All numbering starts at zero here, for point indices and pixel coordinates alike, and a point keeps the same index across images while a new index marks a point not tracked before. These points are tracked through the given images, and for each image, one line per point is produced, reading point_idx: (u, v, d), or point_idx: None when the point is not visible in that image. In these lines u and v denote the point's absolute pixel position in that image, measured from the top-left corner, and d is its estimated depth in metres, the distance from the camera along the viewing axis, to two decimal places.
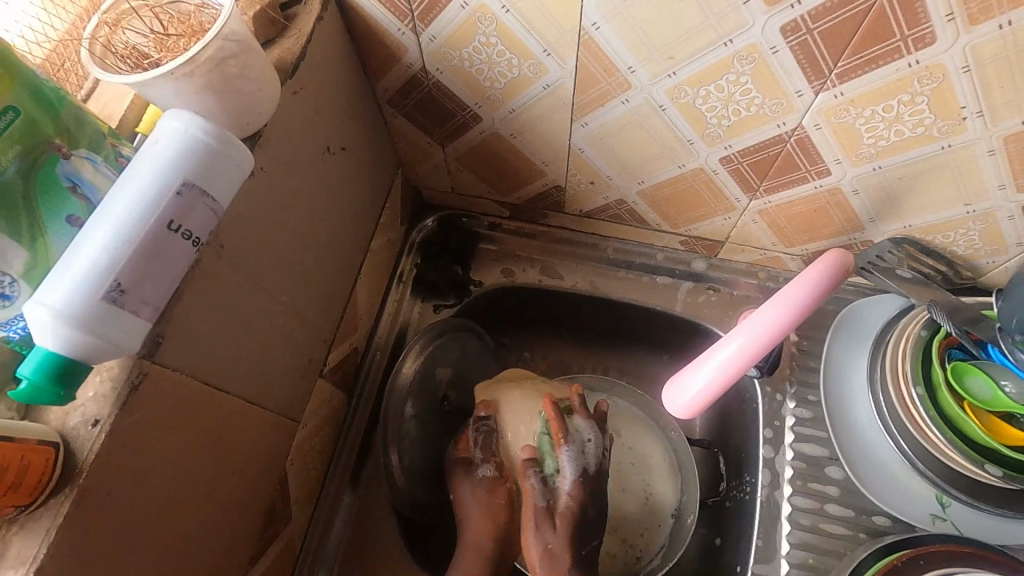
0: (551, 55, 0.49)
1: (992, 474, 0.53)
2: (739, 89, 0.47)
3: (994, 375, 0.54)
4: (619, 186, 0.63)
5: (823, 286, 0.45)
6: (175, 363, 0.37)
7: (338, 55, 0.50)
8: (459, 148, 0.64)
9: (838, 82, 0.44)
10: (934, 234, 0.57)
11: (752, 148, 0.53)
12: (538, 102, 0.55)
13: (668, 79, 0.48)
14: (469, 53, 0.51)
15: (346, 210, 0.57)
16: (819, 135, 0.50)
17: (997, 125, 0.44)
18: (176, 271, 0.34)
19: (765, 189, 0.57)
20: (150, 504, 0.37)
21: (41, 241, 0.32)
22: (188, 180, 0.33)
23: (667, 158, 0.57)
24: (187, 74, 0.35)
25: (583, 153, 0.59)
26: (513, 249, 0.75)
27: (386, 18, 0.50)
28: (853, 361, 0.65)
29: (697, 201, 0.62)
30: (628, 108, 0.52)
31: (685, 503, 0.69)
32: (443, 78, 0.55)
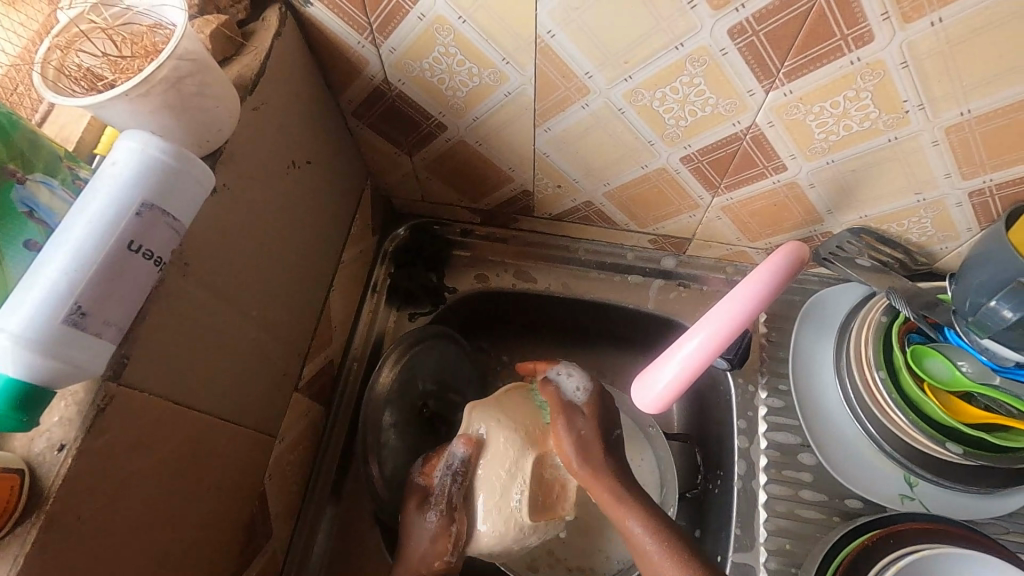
0: (509, 62, 0.50)
1: (953, 452, 0.54)
2: (694, 91, 0.48)
3: (951, 356, 0.56)
4: (585, 188, 0.64)
5: (776, 280, 0.46)
6: (143, 383, 0.37)
7: (298, 70, 0.51)
8: (426, 158, 0.65)
9: (786, 80, 0.46)
10: (889, 223, 0.59)
11: (710, 147, 0.54)
12: (500, 109, 0.56)
13: (625, 83, 0.49)
14: (431, 63, 0.52)
15: (316, 224, 0.58)
16: (772, 132, 0.51)
17: (938, 117, 0.46)
18: (139, 291, 0.34)
19: (726, 185, 0.59)
20: (122, 526, 0.37)
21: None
22: (147, 201, 0.33)
23: (630, 160, 0.58)
24: (143, 94, 0.35)
25: (548, 157, 0.60)
26: (485, 255, 0.76)
27: (345, 32, 0.50)
28: (820, 349, 0.67)
29: (662, 199, 0.63)
30: (587, 112, 0.53)
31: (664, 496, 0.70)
32: (406, 88, 0.55)
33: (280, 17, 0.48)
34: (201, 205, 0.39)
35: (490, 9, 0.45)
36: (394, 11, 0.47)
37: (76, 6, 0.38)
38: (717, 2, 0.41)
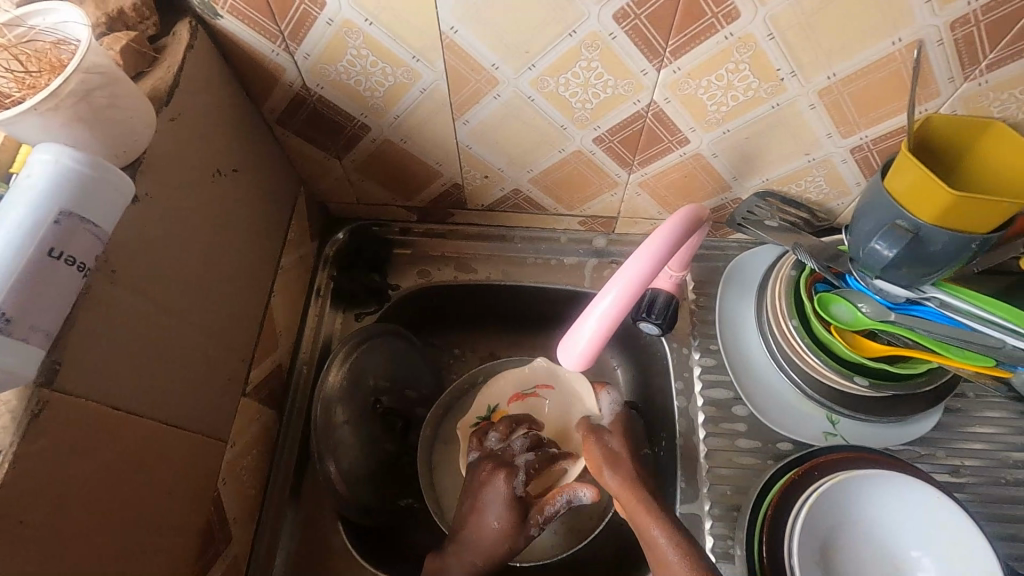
0: (420, 60, 0.53)
1: (859, 384, 0.60)
2: (593, 74, 0.52)
3: (852, 300, 0.61)
4: (511, 176, 0.68)
5: (682, 233, 0.51)
6: (80, 390, 0.38)
7: (214, 80, 0.52)
8: (356, 160, 0.67)
9: (673, 58, 0.50)
10: (789, 184, 0.65)
11: (618, 126, 0.58)
12: (419, 106, 0.58)
13: (530, 71, 0.53)
14: (346, 65, 0.54)
15: (250, 231, 0.59)
16: (670, 107, 0.56)
17: (810, 81, 0.51)
18: (62, 297, 0.35)
19: (639, 162, 0.63)
20: (74, 528, 0.38)
21: None
22: (64, 209, 0.35)
23: (549, 145, 0.62)
24: (52, 107, 0.36)
25: (472, 149, 0.63)
26: (426, 251, 0.79)
27: (258, 41, 0.52)
28: (743, 308, 0.72)
29: (583, 181, 0.67)
30: (500, 102, 0.57)
31: None
32: (325, 93, 0.57)
33: (190, 29, 0.49)
34: (124, 213, 0.41)
35: (394, 10, 0.48)
36: (303, 18, 0.49)
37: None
38: None
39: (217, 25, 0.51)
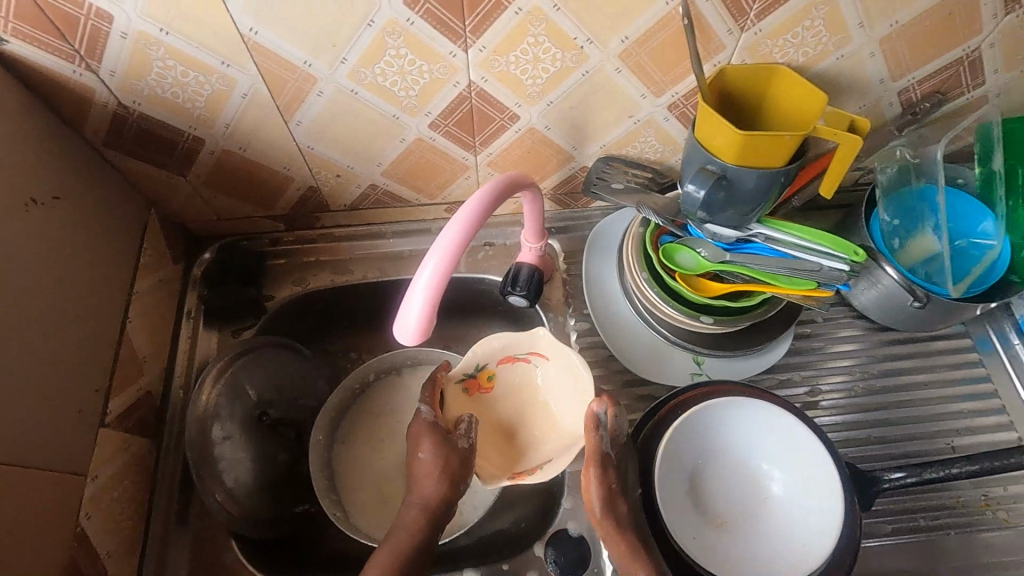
0: (230, 65, 0.52)
1: (707, 322, 0.66)
2: (405, 61, 0.54)
3: (693, 247, 0.67)
4: (363, 171, 0.68)
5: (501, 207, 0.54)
6: None
7: (13, 109, 0.50)
8: (199, 177, 0.65)
9: (475, 38, 0.52)
10: (626, 146, 0.69)
11: (446, 109, 0.60)
12: (244, 114, 0.58)
13: (343, 65, 0.53)
14: (155, 79, 0.52)
15: (87, 262, 0.57)
16: (489, 86, 0.58)
17: (606, 47, 0.55)
18: None
19: (480, 143, 0.65)
20: None
21: None
22: None
23: (389, 136, 0.63)
24: None
25: (314, 151, 0.64)
26: (290, 257, 0.77)
27: (52, 62, 0.50)
28: (607, 270, 0.77)
29: (433, 168, 0.68)
30: (326, 99, 0.57)
31: None
32: (143, 109, 0.56)
33: None
34: None
35: (188, 17, 0.47)
36: (94, 34, 0.48)
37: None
38: None
39: (5, 46, 0.48)
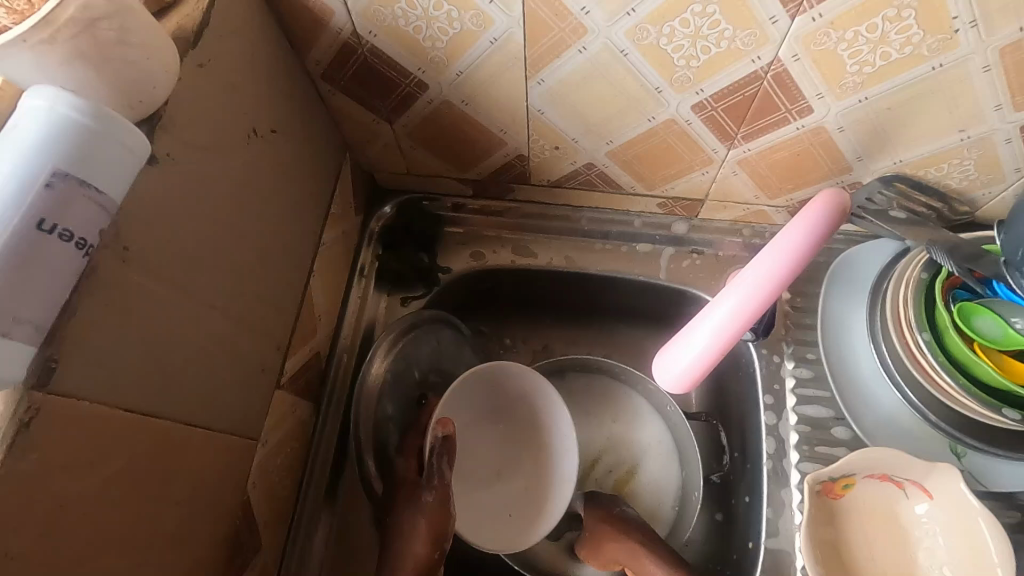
0: (593, 12, 0.43)
1: (1010, 418, 0.48)
2: (897, 27, 0.41)
3: (1003, 313, 0.50)
4: (863, 175, 0.56)
5: (819, 228, 0.40)
6: (79, 401, 0.31)
7: (255, 28, 0.44)
8: (751, 145, 0.54)
9: (815, 2, 0.40)
10: None
11: (892, 96, 0.46)
12: (913, 85, 0.45)
13: (627, 18, 0.43)
14: (859, 32, 0.41)
15: (233, 379, 0.45)
16: (799, 67, 0.45)
17: (990, 35, 0.40)
18: (60, 279, 0.28)
19: (743, 136, 0.53)
20: (45, 516, 0.30)
21: None
22: (59, 169, 0.28)
23: (942, 162, 0.52)
24: (47, 41, 0.28)
25: (627, 56, 0.46)
26: (481, 231, 0.70)
27: (400, 50, 0.49)
28: (851, 311, 0.61)
29: (805, 165, 0.55)
30: (989, 78, 0.43)
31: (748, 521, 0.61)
32: (795, 66, 0.45)
33: None
34: (120, 367, 0.34)
35: None
36: None
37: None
38: None
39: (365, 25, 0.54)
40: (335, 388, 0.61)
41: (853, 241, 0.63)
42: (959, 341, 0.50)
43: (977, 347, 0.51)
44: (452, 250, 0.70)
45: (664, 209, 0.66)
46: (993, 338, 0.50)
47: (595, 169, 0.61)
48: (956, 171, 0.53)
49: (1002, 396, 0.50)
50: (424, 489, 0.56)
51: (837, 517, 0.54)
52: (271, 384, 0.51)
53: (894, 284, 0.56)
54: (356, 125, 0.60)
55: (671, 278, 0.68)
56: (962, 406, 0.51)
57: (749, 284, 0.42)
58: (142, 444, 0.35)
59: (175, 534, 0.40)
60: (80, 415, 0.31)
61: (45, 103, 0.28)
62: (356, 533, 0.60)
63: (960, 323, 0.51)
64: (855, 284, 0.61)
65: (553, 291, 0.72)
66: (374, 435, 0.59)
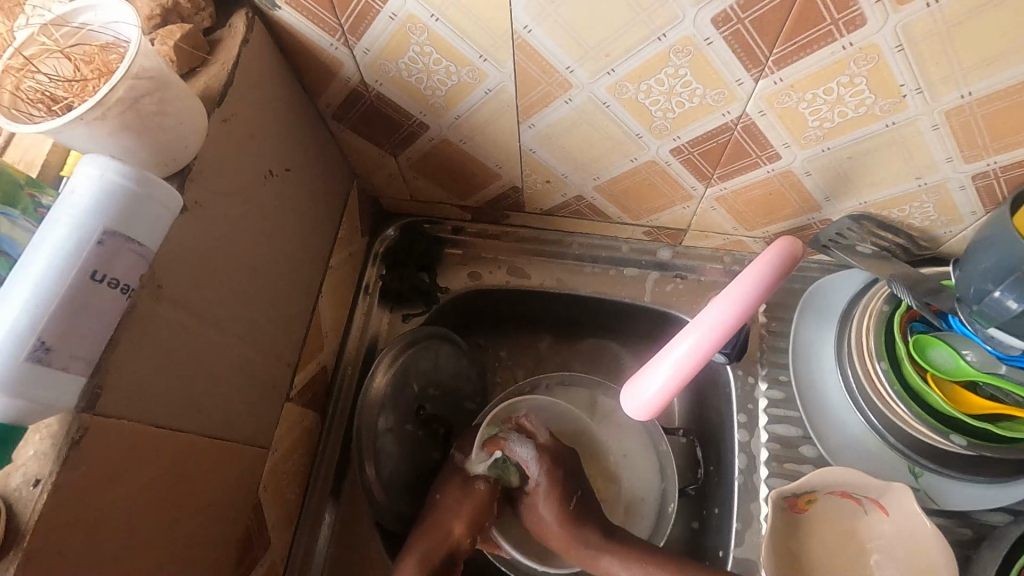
0: (577, 71, 0.47)
1: (956, 443, 0.54)
2: (851, 91, 0.45)
3: (955, 345, 0.55)
4: (832, 213, 0.60)
5: (771, 274, 0.44)
6: (118, 421, 0.36)
7: (271, 78, 0.49)
8: (727, 184, 0.58)
9: (776, 69, 0.44)
10: (890, 208, 0.57)
11: (853, 147, 0.50)
12: (870, 139, 0.49)
13: (608, 77, 0.47)
14: (817, 94, 0.45)
15: (248, 395, 0.50)
16: (764, 121, 0.49)
17: (937, 100, 0.44)
18: (106, 320, 0.33)
19: (719, 176, 0.57)
20: (89, 518, 0.35)
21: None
22: (109, 228, 0.32)
23: (903, 205, 0.56)
24: (100, 117, 0.33)
25: (608, 108, 0.51)
26: (479, 253, 0.74)
27: (404, 97, 0.54)
28: (820, 339, 0.65)
29: (777, 203, 0.59)
30: (939, 135, 0.47)
31: (720, 530, 0.65)
32: (762, 120, 0.49)
33: (247, 21, 0.46)
34: (151, 389, 0.38)
35: (568, 24, 0.43)
36: (363, 12, 0.45)
37: (28, 25, 0.35)
38: (809, 22, 0.40)
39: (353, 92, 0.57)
40: (341, 400, 0.66)
41: (828, 271, 0.67)
42: (914, 370, 0.55)
43: (930, 378, 0.55)
44: (451, 270, 0.74)
45: (649, 237, 0.70)
46: (945, 369, 0.55)
47: (584, 201, 0.66)
48: (918, 213, 0.57)
49: (954, 424, 0.54)
50: (478, 478, 0.61)
51: (802, 531, 0.58)
52: (281, 397, 0.56)
53: (858, 314, 0.60)
54: (363, 157, 0.65)
55: (655, 302, 0.72)
56: (916, 431, 0.56)
57: (713, 318, 0.45)
58: (169, 454, 0.40)
59: (196, 533, 0.44)
60: (120, 431, 0.36)
61: (98, 168, 0.33)
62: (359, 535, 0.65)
63: (915, 354, 0.56)
64: (824, 313, 0.65)
65: (545, 312, 0.77)
66: (375, 445, 0.64)
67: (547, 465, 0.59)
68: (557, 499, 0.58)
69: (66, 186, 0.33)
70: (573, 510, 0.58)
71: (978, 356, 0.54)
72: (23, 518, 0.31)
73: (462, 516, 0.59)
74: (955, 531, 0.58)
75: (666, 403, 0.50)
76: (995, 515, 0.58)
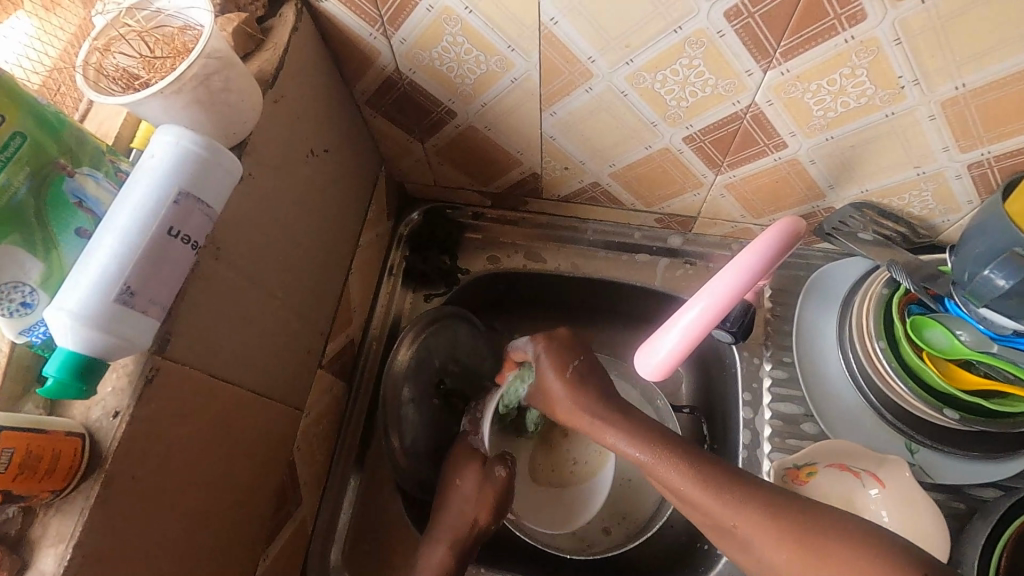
0: (597, 61, 0.51)
1: (949, 417, 0.57)
2: (852, 82, 0.48)
3: (950, 326, 0.58)
4: (835, 201, 0.63)
5: (772, 253, 0.47)
6: (182, 366, 0.40)
7: (315, 64, 0.53)
8: (736, 172, 0.62)
9: (783, 60, 0.47)
10: (891, 197, 0.60)
11: (854, 135, 0.54)
12: (871, 129, 0.52)
13: (626, 67, 0.51)
14: (821, 85, 0.49)
15: (288, 358, 0.54)
16: (771, 110, 0.53)
17: (933, 91, 0.47)
18: (179, 272, 0.37)
19: (728, 164, 0.61)
20: (155, 450, 0.38)
21: (88, 360, 0.34)
22: (183, 190, 0.37)
23: (904, 193, 0.59)
24: (176, 92, 0.37)
25: (626, 96, 0.54)
26: (498, 237, 0.78)
27: (435, 85, 0.58)
28: (822, 322, 0.68)
29: (784, 189, 0.63)
30: (936, 126, 0.50)
31: None
32: (770, 109, 0.53)
33: (296, 12, 0.50)
34: (209, 341, 0.42)
35: (591, 16, 0.47)
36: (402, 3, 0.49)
37: (110, 10, 0.39)
38: (814, 16, 0.43)
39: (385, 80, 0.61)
40: (366, 371, 0.70)
41: (831, 258, 0.71)
42: (912, 350, 0.58)
43: (925, 355, 0.58)
44: (472, 254, 0.78)
45: (661, 224, 0.74)
46: (940, 348, 0.58)
47: (601, 188, 0.69)
48: (917, 201, 0.60)
49: (947, 400, 0.58)
50: (496, 465, 0.65)
51: None
52: (315, 363, 0.60)
53: (859, 298, 0.63)
54: (392, 143, 0.69)
55: (666, 286, 0.76)
56: (912, 406, 0.59)
57: (717, 290, 0.49)
58: (221, 403, 0.44)
59: (240, 479, 0.48)
60: (184, 375, 0.40)
61: (173, 136, 0.37)
62: (381, 500, 0.68)
63: (912, 334, 0.59)
64: (828, 298, 0.69)
65: (560, 294, 0.80)
66: (399, 414, 0.67)
67: (544, 340, 0.61)
68: (557, 367, 0.60)
69: (144, 153, 0.37)
70: (571, 377, 0.59)
71: (971, 336, 0.57)
72: (104, 444, 0.36)
73: (485, 504, 0.63)
74: (949, 504, 0.61)
75: (675, 365, 0.54)
76: (987, 490, 0.61)
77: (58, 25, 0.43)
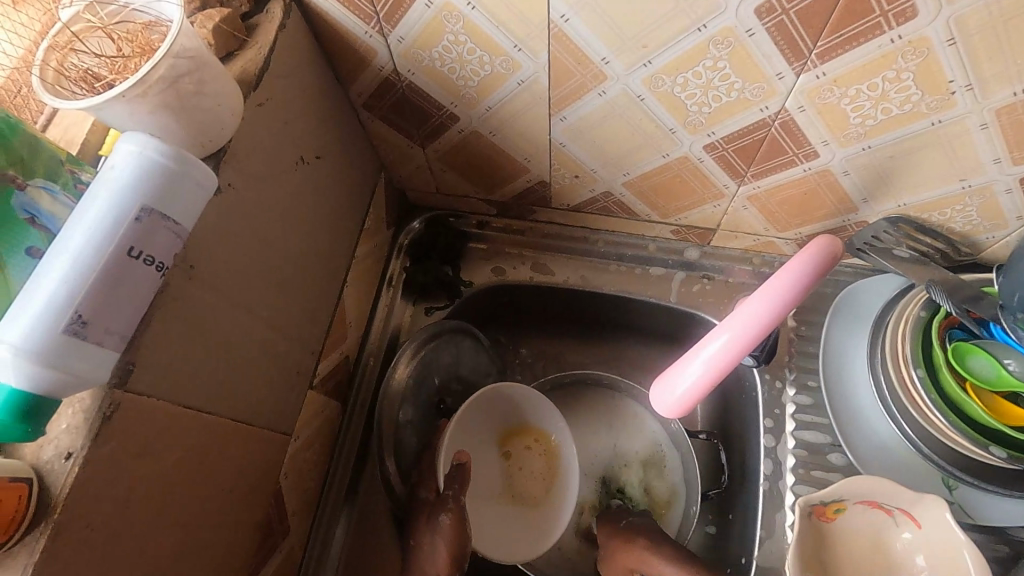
0: (610, 61, 0.47)
1: (997, 456, 0.51)
2: (897, 87, 0.43)
3: (995, 353, 0.53)
4: (869, 214, 0.58)
5: (810, 274, 0.43)
6: (147, 400, 0.36)
7: (305, 65, 0.49)
8: (762, 183, 0.57)
9: (819, 62, 0.43)
10: (931, 211, 0.55)
11: (892, 146, 0.49)
12: (914, 137, 0.47)
13: (644, 69, 0.47)
14: (861, 90, 0.44)
15: (273, 381, 0.50)
16: (803, 117, 0.48)
17: (987, 97, 0.42)
18: (140, 296, 0.33)
19: (752, 174, 0.56)
20: (116, 492, 0.35)
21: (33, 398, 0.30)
22: (146, 206, 0.33)
23: (946, 208, 0.54)
24: (140, 95, 0.33)
25: (643, 100, 0.50)
26: (503, 247, 0.74)
27: (434, 87, 0.54)
28: (852, 345, 0.63)
29: (812, 202, 0.58)
30: (987, 135, 0.45)
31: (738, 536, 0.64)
32: (801, 116, 0.48)
33: (284, 7, 0.46)
34: (178, 370, 0.38)
35: (604, 13, 0.42)
36: None
37: (73, 3, 0.35)
38: (857, 11, 0.38)
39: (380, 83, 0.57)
40: (362, 391, 0.66)
41: (861, 275, 0.66)
42: (953, 378, 0.54)
43: (970, 386, 0.54)
44: (475, 265, 0.74)
45: (677, 236, 0.69)
46: (986, 379, 0.53)
47: (613, 197, 0.65)
48: (960, 216, 0.55)
49: (993, 435, 0.52)
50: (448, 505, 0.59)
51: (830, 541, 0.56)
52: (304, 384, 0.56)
53: (894, 320, 0.58)
54: (392, 148, 0.65)
55: (681, 302, 0.71)
56: (953, 441, 0.54)
57: (748, 317, 0.44)
58: (195, 435, 0.41)
59: (218, 515, 0.45)
60: (149, 407, 0.36)
61: (136, 145, 0.33)
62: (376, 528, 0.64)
63: (954, 362, 0.54)
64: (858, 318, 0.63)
65: (568, 309, 0.76)
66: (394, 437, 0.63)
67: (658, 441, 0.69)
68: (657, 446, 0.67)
69: (106, 162, 0.33)
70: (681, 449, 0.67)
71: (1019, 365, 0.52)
72: (54, 489, 0.32)
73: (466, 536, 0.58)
74: (991, 547, 0.56)
75: (696, 398, 0.49)
76: None
77: (21, 22, 0.39)
